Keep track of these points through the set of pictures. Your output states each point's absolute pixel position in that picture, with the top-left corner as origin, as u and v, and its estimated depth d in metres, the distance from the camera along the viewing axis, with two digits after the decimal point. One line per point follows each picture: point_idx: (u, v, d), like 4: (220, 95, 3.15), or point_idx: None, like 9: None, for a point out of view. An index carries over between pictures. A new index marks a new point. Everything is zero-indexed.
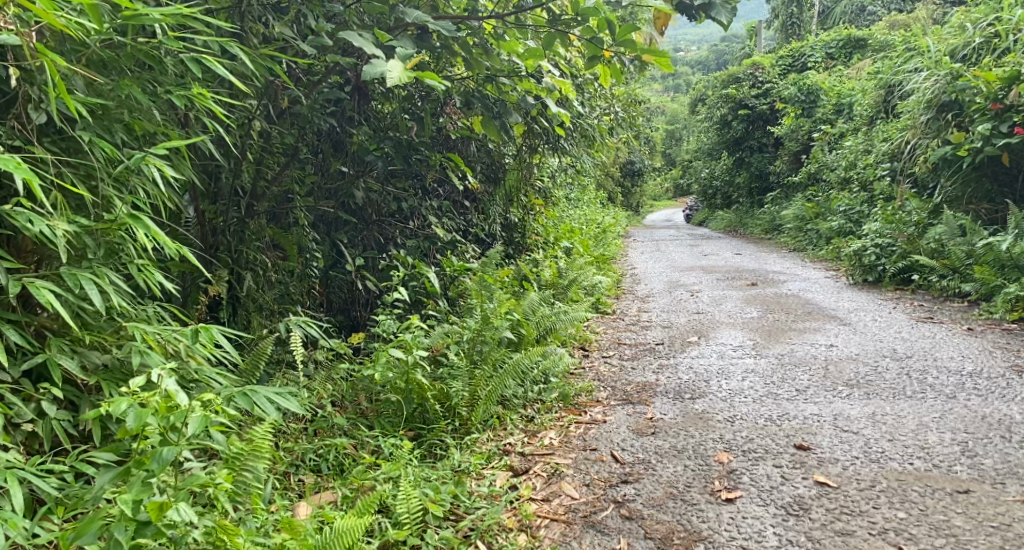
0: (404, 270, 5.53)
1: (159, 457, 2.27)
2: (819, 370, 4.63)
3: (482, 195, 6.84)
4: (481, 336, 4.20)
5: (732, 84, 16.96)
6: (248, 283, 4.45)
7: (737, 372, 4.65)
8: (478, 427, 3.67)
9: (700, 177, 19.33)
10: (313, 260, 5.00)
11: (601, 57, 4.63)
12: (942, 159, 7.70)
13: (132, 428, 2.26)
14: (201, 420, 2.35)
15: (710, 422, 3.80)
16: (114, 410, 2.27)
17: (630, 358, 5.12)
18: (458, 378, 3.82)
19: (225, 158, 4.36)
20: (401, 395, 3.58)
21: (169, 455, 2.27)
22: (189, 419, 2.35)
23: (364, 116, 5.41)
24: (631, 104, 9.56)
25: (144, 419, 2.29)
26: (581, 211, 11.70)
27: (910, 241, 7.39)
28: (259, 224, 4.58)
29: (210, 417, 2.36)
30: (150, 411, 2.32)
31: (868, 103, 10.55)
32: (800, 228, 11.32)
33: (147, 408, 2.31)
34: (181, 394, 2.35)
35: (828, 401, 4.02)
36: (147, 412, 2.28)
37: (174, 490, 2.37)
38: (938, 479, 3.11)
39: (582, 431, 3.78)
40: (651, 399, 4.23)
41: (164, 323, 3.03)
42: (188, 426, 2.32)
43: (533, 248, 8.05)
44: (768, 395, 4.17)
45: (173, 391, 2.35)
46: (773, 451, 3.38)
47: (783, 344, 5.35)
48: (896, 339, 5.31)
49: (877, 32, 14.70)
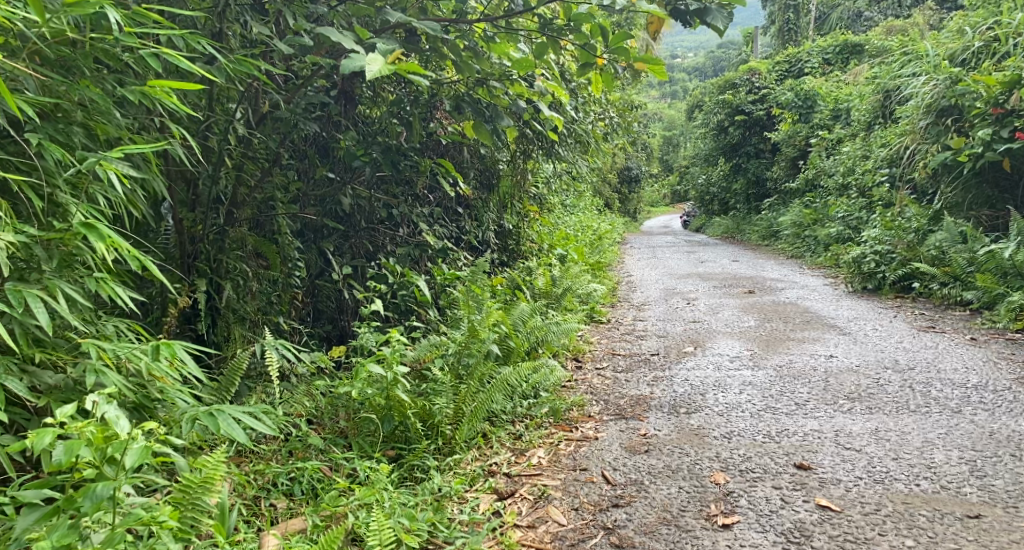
0: (393, 279, 5.37)
1: (93, 494, 2.21)
2: (819, 382, 4.46)
3: (474, 201, 6.68)
4: (468, 348, 4.04)
5: (729, 90, 16.86)
6: (227, 294, 4.30)
7: (734, 385, 4.48)
8: (462, 446, 3.51)
9: (697, 184, 19.18)
10: (297, 269, 4.84)
11: (594, 64, 4.50)
12: (942, 164, 7.57)
13: (61, 462, 2.16)
14: (140, 452, 2.25)
15: (705, 439, 3.63)
16: (40, 443, 2.16)
17: (624, 370, 4.95)
18: (442, 394, 3.65)
19: (203, 165, 4.21)
20: (380, 413, 3.43)
21: (103, 492, 2.21)
22: (127, 450, 2.25)
23: (351, 121, 5.26)
24: (626, 109, 9.44)
25: (75, 453, 2.18)
26: (576, 218, 11.55)
27: (910, 247, 7.24)
28: (240, 232, 4.43)
29: (149, 449, 2.27)
30: (83, 443, 2.21)
31: (866, 109, 10.41)
32: (799, 234, 11.18)
33: (80, 440, 2.20)
34: (120, 423, 2.25)
35: (829, 416, 3.86)
36: (77, 446, 2.17)
37: (109, 529, 2.26)
38: (946, 502, 2.94)
39: (572, 450, 3.61)
40: (645, 414, 4.06)
41: (126, 339, 2.95)
42: (125, 460, 2.22)
43: (528, 256, 7.90)
44: (766, 410, 4.01)
45: (112, 419, 2.24)
46: (772, 472, 3.22)
47: (781, 354, 5.19)
48: (898, 349, 5.16)
49: (874, 37, 14.56)
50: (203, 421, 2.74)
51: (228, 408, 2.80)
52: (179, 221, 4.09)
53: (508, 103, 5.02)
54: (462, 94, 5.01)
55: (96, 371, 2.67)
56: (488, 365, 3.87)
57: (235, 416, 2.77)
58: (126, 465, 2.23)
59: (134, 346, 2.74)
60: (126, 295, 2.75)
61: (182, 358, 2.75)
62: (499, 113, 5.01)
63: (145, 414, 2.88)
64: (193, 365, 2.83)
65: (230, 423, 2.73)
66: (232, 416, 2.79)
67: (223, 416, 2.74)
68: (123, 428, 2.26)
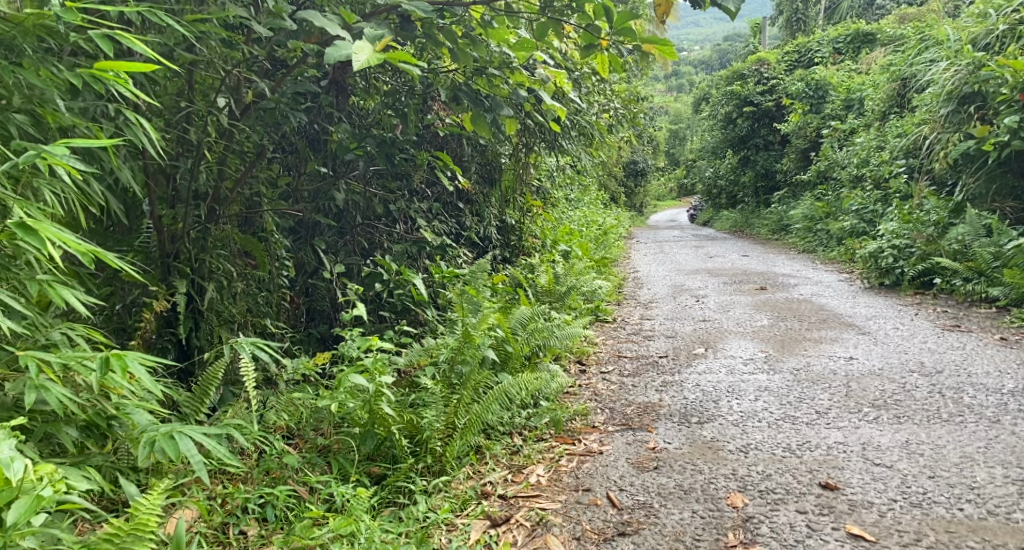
0: (388, 278, 5.07)
1: None
2: (840, 388, 4.14)
3: (475, 196, 6.39)
4: (462, 354, 3.75)
5: (736, 80, 16.51)
6: (210, 295, 3.99)
7: (749, 391, 4.17)
8: (453, 465, 3.21)
9: (705, 177, 18.84)
10: (285, 268, 4.53)
11: (598, 46, 4.15)
12: (965, 154, 7.24)
13: None
14: (25, 506, 2.07)
15: (720, 453, 3.34)
16: None
17: (631, 375, 4.65)
18: (431, 406, 3.37)
19: (182, 158, 3.93)
20: (362, 429, 3.15)
21: None
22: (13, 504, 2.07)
23: (344, 112, 4.97)
24: (631, 100, 9.15)
25: None
26: (580, 212, 11.26)
27: (929, 241, 6.90)
28: (225, 229, 4.14)
29: (39, 501, 2.09)
30: None
31: (881, 98, 10.07)
32: (810, 228, 10.87)
33: None
34: (10, 470, 2.08)
35: (854, 427, 3.55)
36: None
37: None
38: (995, 531, 2.66)
39: (574, 467, 3.31)
40: (653, 424, 3.76)
41: (79, 348, 2.71)
42: (8, 514, 2.04)
43: (530, 252, 7.60)
44: (785, 419, 3.70)
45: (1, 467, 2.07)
46: (796, 493, 2.92)
47: (798, 356, 4.87)
48: (923, 351, 4.83)
49: (887, 26, 14.16)
50: (163, 444, 2.54)
51: (189, 429, 2.61)
52: (157, 217, 3.80)
53: (507, 92, 4.72)
54: (460, 85, 4.75)
55: (38, 388, 2.43)
56: (484, 373, 3.59)
57: (196, 437, 2.58)
58: (9, 521, 2.05)
59: (81, 358, 2.51)
60: (72, 299, 2.52)
61: (139, 373, 2.51)
62: (497, 103, 4.67)
63: (99, 432, 2.66)
64: (150, 379, 2.57)
65: (190, 445, 2.56)
66: (192, 437, 2.60)
67: (184, 438, 2.56)
68: (14, 474, 2.09)
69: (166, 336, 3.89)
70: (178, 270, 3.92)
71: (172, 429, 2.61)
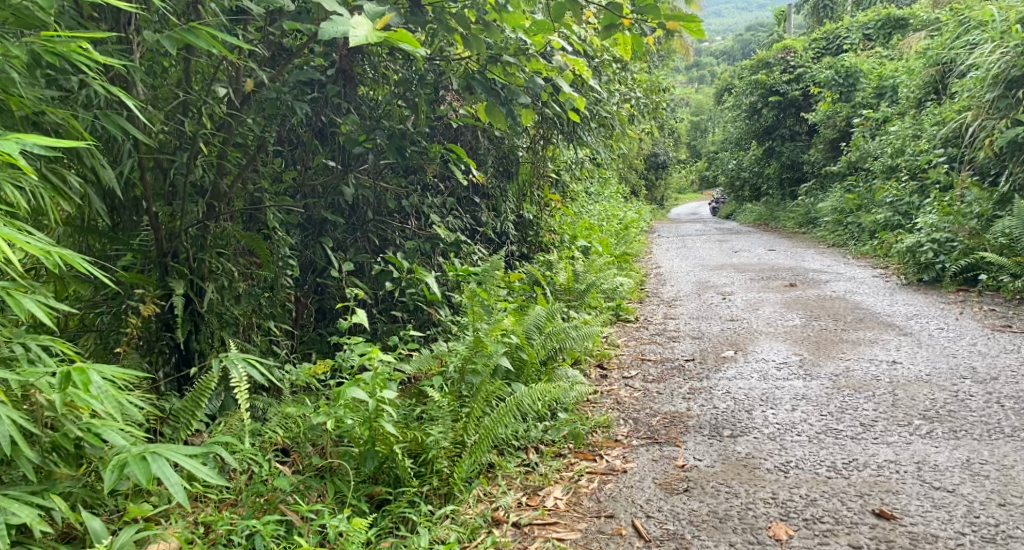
0: (400, 277, 4.77)
1: None
2: (885, 396, 3.81)
3: (492, 190, 6.09)
4: (471, 364, 3.44)
5: (762, 69, 16.07)
6: (209, 297, 3.68)
7: (785, 399, 3.83)
8: (462, 487, 2.91)
9: (728, 169, 18.42)
10: (289, 267, 4.24)
11: (619, 26, 3.81)
12: (1011, 143, 6.83)
13: None
14: None
15: (757, 473, 3.04)
16: None
17: (656, 381, 4.34)
18: (438, 422, 3.07)
19: (179, 152, 3.65)
20: (361, 448, 2.84)
21: None
22: None
23: (353, 104, 4.67)
24: (654, 89, 8.79)
25: None
26: (601, 206, 10.92)
27: (972, 235, 6.53)
28: (225, 227, 3.84)
29: None
30: None
31: (916, 85, 9.66)
32: (840, 221, 10.49)
33: None
34: None
35: (906, 442, 3.21)
36: None
37: None
38: None
39: (596, 489, 3.02)
40: (681, 438, 3.44)
41: (45, 362, 2.40)
42: None
43: (548, 248, 7.30)
44: (827, 433, 3.37)
45: None
46: (847, 522, 2.67)
47: (835, 360, 4.53)
48: (972, 354, 4.47)
49: (920, 10, 13.65)
50: (135, 469, 2.23)
51: (165, 450, 2.29)
52: (151, 214, 3.50)
53: (523, 81, 4.35)
54: (474, 72, 4.43)
55: None
56: (496, 383, 3.29)
57: (173, 458, 2.27)
58: None
59: (38, 376, 2.23)
60: (28, 305, 2.24)
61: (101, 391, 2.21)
62: (514, 92, 4.36)
63: (70, 452, 2.36)
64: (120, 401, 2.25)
65: (165, 468, 2.24)
66: (169, 458, 2.28)
67: (159, 461, 2.24)
68: None
69: (161, 341, 3.60)
70: (170, 270, 3.62)
71: (147, 449, 2.30)
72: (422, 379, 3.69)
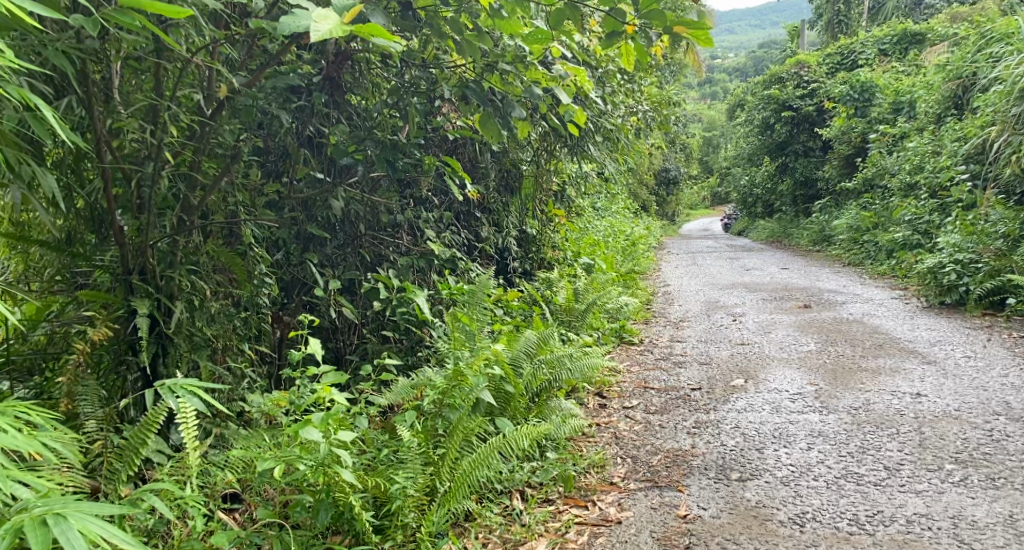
0: (390, 296, 4.40)
1: None
2: (911, 434, 3.44)
3: (493, 204, 5.74)
4: (449, 397, 3.10)
5: (775, 84, 15.72)
6: (177, 317, 3.24)
7: (800, 437, 3.46)
8: (431, 543, 2.60)
9: (740, 185, 18.09)
10: (268, 286, 3.85)
11: (621, 34, 3.38)
12: None
13: None
14: None
15: (769, 526, 2.70)
16: None
17: (658, 412, 3.98)
18: (406, 466, 2.74)
19: (147, 161, 3.20)
20: (315, 496, 2.54)
21: None
22: None
23: (343, 112, 4.30)
24: (664, 102, 8.45)
25: None
26: (608, 222, 10.56)
27: (998, 256, 6.15)
28: (197, 245, 3.42)
29: None
30: None
31: (937, 100, 9.29)
32: (855, 239, 10.13)
33: None
34: None
35: (937, 491, 2.86)
36: None
37: None
38: None
39: (585, 546, 2.71)
40: (683, 481, 3.08)
41: None
42: None
43: (551, 265, 6.94)
44: (848, 478, 3.01)
45: None
46: None
47: (854, 391, 4.15)
48: (1003, 387, 4.10)
49: (938, 24, 13.30)
50: (32, 533, 1.89)
51: (75, 511, 1.95)
52: (115, 228, 3.07)
53: (521, 90, 3.93)
54: (469, 81, 3.99)
55: None
56: (477, 418, 2.96)
57: (85, 522, 1.93)
58: None
59: None
60: None
61: None
62: (510, 102, 3.90)
63: None
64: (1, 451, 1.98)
65: (70, 532, 1.90)
66: (80, 520, 1.94)
67: (62, 523, 1.91)
68: None
69: (124, 365, 3.15)
70: (131, 287, 3.17)
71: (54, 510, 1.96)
72: (400, 411, 3.35)
